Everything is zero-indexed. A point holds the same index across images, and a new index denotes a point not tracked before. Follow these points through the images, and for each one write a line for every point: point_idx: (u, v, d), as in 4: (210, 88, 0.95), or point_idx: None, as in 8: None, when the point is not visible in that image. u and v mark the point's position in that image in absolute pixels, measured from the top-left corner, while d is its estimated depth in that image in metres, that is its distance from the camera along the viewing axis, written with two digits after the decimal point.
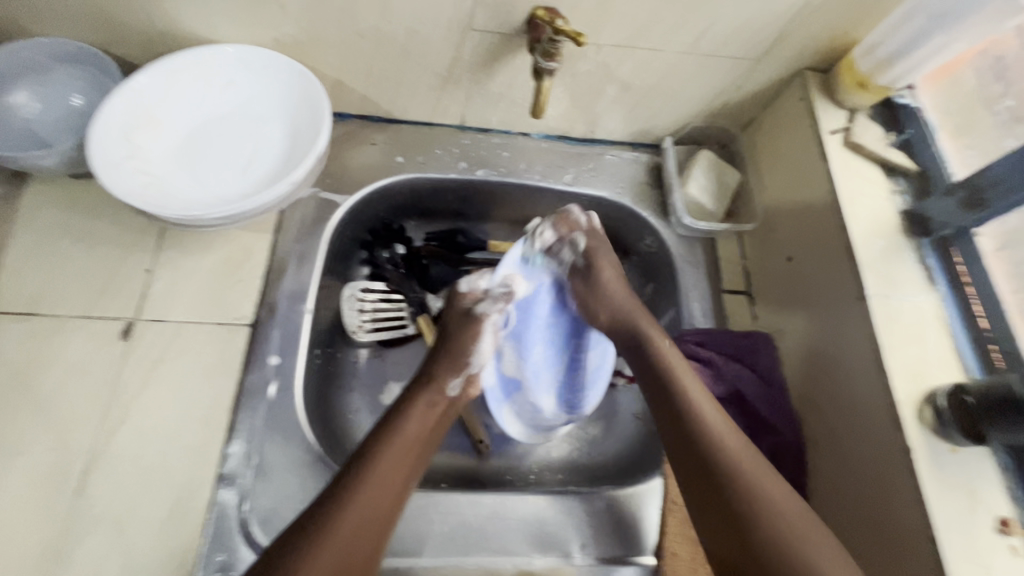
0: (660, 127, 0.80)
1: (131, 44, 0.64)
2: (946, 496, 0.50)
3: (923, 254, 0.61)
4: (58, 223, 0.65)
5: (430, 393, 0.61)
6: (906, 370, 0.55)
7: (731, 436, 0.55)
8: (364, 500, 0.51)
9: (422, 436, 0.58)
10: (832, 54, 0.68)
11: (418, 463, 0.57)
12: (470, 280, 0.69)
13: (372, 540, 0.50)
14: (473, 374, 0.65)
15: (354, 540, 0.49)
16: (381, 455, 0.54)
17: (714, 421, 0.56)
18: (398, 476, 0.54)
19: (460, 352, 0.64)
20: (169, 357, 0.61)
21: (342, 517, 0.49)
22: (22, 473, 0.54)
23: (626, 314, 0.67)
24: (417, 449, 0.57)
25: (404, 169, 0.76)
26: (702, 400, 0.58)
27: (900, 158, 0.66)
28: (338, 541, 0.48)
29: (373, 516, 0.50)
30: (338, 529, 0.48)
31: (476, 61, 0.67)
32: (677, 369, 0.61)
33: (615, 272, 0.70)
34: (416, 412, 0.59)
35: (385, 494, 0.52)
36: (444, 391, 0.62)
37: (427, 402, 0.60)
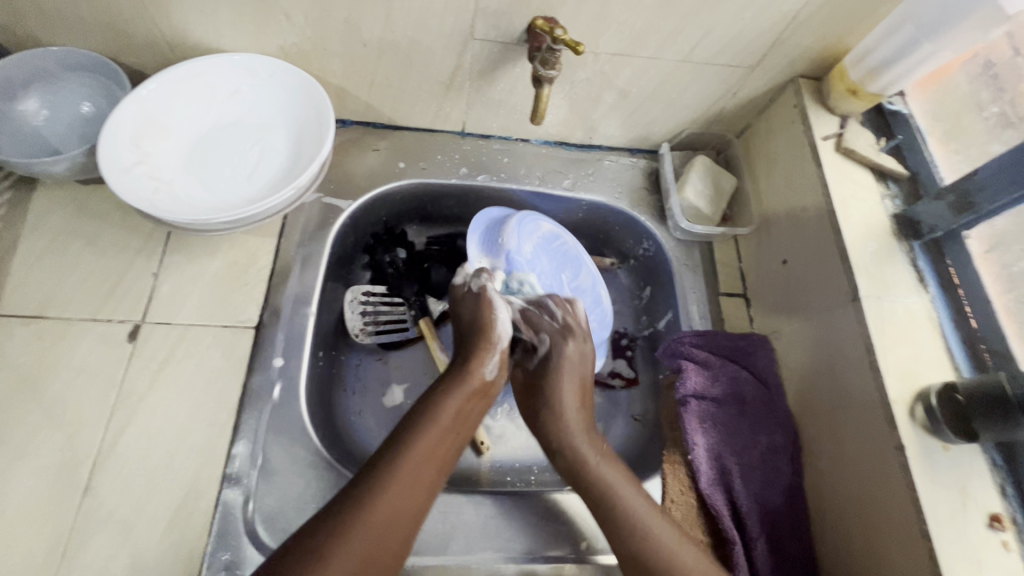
0: (657, 133, 0.81)
1: (139, 53, 0.66)
2: (939, 492, 0.51)
3: (915, 257, 0.63)
4: (66, 227, 0.66)
5: (466, 382, 0.61)
6: (899, 369, 0.56)
7: (644, 512, 0.56)
8: (398, 489, 0.52)
9: (455, 425, 0.59)
10: (824, 62, 0.70)
11: (449, 456, 0.58)
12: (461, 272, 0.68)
13: (408, 526, 0.52)
14: (506, 355, 0.66)
15: (387, 527, 0.50)
16: (413, 445, 0.55)
17: (627, 498, 0.57)
18: (430, 466, 0.55)
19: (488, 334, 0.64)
20: (175, 359, 0.62)
21: (374, 507, 0.50)
22: (30, 474, 0.55)
23: (566, 418, 0.64)
24: (450, 441, 0.58)
25: (406, 174, 0.78)
26: (619, 483, 0.58)
27: (891, 163, 0.67)
28: (371, 530, 0.49)
29: (405, 504, 0.52)
30: (372, 519, 0.49)
31: (477, 70, 0.69)
32: (594, 457, 0.61)
33: (579, 395, 0.66)
34: (452, 400, 0.60)
35: (417, 483, 0.53)
36: (481, 378, 0.62)
37: (463, 390, 0.61)
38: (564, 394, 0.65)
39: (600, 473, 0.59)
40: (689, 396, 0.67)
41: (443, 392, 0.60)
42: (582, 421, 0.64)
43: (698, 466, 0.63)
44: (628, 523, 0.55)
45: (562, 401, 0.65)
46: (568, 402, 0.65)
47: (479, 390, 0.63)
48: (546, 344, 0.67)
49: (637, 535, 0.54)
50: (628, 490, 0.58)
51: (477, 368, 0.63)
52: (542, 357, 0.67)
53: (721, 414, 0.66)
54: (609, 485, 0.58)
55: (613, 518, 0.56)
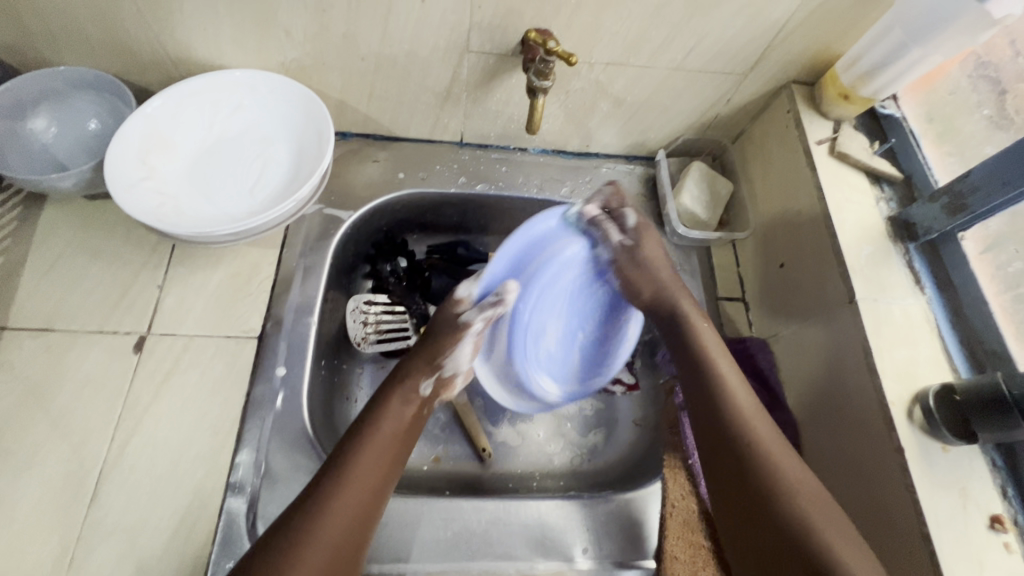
0: (654, 140, 0.82)
1: (144, 71, 0.68)
2: (937, 494, 0.51)
3: (911, 259, 0.63)
4: (74, 241, 0.68)
5: (406, 388, 0.63)
6: (897, 370, 0.56)
7: (741, 394, 0.60)
8: (349, 496, 0.52)
9: (400, 432, 0.59)
10: (816, 68, 0.71)
11: (396, 463, 0.58)
12: (462, 292, 0.71)
13: (359, 536, 0.52)
14: (444, 377, 0.67)
15: (342, 534, 0.51)
16: (361, 452, 0.55)
17: (725, 374, 0.62)
18: (376, 475, 0.55)
19: (434, 357, 0.65)
20: (180, 369, 0.63)
21: (327, 517, 0.50)
22: (38, 483, 0.56)
23: (676, 300, 0.70)
24: (398, 445, 0.59)
25: (406, 184, 0.79)
26: (721, 359, 0.63)
27: (885, 166, 0.68)
28: (324, 541, 0.49)
29: (355, 508, 0.52)
30: (324, 529, 0.50)
31: (473, 81, 0.70)
32: (704, 334, 0.66)
33: (664, 255, 0.74)
34: (393, 407, 0.60)
35: (367, 491, 0.54)
36: (420, 389, 0.64)
37: (399, 401, 0.61)
38: (674, 281, 0.72)
39: (708, 354, 0.64)
40: None
41: (386, 396, 0.61)
42: (690, 299, 0.71)
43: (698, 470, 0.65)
44: (726, 398, 0.60)
45: (662, 271, 0.73)
46: (681, 294, 0.71)
47: (418, 404, 0.63)
48: (628, 217, 0.75)
49: (735, 405, 0.59)
50: (732, 371, 0.63)
51: (417, 380, 0.64)
52: (629, 228, 0.74)
53: None
54: (710, 356, 0.64)
55: (730, 426, 0.58)
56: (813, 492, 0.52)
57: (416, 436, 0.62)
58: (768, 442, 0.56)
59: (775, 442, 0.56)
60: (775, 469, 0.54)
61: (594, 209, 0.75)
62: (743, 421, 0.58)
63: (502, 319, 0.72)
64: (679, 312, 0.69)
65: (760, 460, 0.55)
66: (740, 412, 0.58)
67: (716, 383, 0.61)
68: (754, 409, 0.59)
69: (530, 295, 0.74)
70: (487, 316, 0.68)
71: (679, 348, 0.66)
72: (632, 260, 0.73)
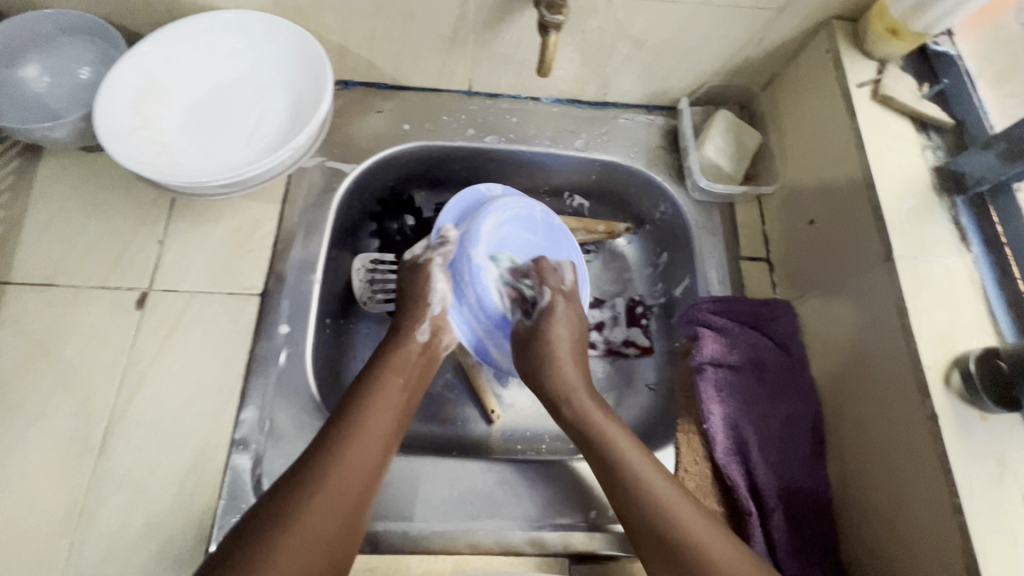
0: (677, 87, 0.77)
1: (134, 13, 0.64)
2: (972, 465, 0.47)
3: (957, 213, 0.58)
4: (71, 195, 0.66)
5: (401, 348, 0.61)
6: (934, 333, 0.52)
7: (645, 470, 0.53)
8: (350, 452, 0.51)
9: (399, 388, 0.58)
10: (863, 1, 0.64)
11: (397, 423, 0.56)
12: (412, 247, 0.70)
13: (361, 494, 0.50)
14: (438, 319, 0.65)
15: (340, 492, 0.49)
16: (361, 409, 0.55)
17: (635, 461, 0.54)
18: (378, 439, 0.54)
19: (417, 302, 0.64)
20: (182, 326, 0.62)
21: (327, 473, 0.49)
22: (47, 436, 0.56)
23: (569, 390, 0.61)
24: (399, 401, 0.58)
25: (411, 136, 0.75)
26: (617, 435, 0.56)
27: (934, 111, 0.61)
28: (324, 497, 0.48)
29: (353, 474, 0.50)
30: (324, 485, 0.49)
31: (481, 21, 0.64)
32: (607, 429, 0.57)
33: (573, 346, 0.65)
34: (391, 369, 0.59)
35: (369, 445, 0.53)
36: (415, 338, 0.63)
37: (398, 361, 0.60)
38: (563, 371, 0.62)
39: (601, 426, 0.57)
40: (704, 363, 0.65)
41: (381, 356, 0.61)
42: (582, 382, 0.62)
43: (714, 434, 0.61)
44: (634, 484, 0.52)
45: (560, 368, 0.62)
46: (563, 372, 0.62)
47: (418, 354, 0.62)
48: (545, 295, 0.66)
49: (632, 480, 0.52)
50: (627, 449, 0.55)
51: (408, 332, 0.63)
52: (541, 308, 0.66)
53: (738, 382, 0.64)
54: (608, 438, 0.56)
55: (627, 491, 0.52)
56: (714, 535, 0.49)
57: (422, 392, 0.61)
58: (661, 503, 0.51)
59: (672, 498, 0.51)
60: (672, 515, 0.50)
61: (509, 288, 0.67)
62: (641, 489, 0.52)
63: (458, 262, 0.67)
64: (570, 392, 0.61)
65: (669, 543, 0.48)
66: (637, 478, 0.52)
67: (616, 463, 0.54)
68: (668, 494, 0.51)
69: (469, 281, 0.66)
70: (446, 252, 0.67)
71: (580, 438, 0.58)
72: (556, 315, 0.65)
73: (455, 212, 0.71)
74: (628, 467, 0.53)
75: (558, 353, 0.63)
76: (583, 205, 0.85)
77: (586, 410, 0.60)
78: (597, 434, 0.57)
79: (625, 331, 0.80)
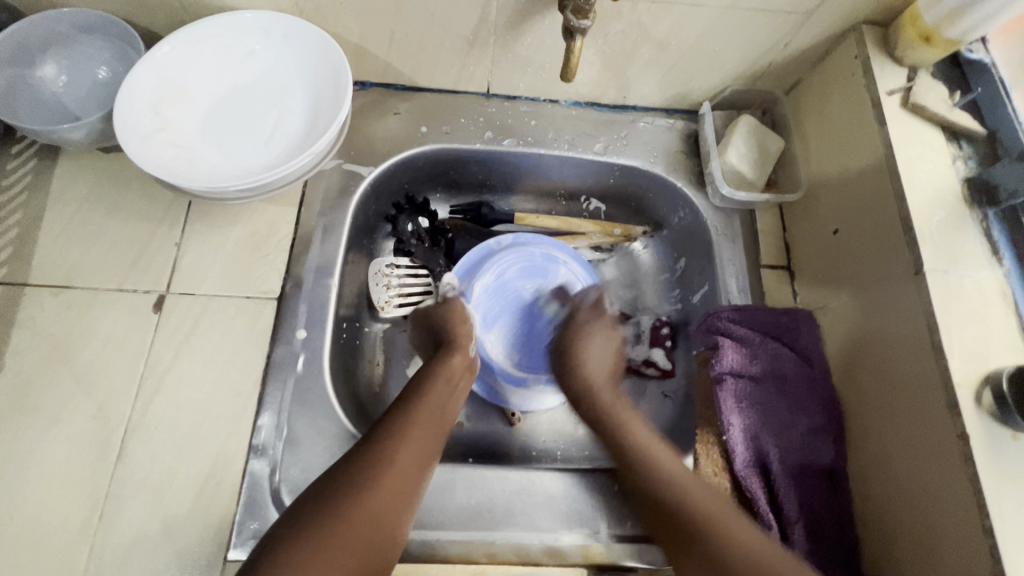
0: (698, 91, 0.75)
1: (152, 13, 0.63)
2: (1004, 485, 0.46)
3: (988, 226, 0.56)
4: (89, 196, 0.66)
5: (448, 360, 0.65)
6: (965, 349, 0.51)
7: (660, 450, 0.57)
8: (404, 454, 0.53)
9: (445, 397, 0.61)
10: (894, 6, 0.62)
11: (442, 431, 0.59)
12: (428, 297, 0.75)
13: (410, 496, 0.52)
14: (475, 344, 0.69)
15: (393, 493, 0.51)
16: (412, 415, 0.57)
17: (646, 441, 0.58)
18: (427, 445, 0.56)
19: (460, 325, 0.69)
20: (200, 330, 0.62)
21: (382, 474, 0.51)
22: (66, 439, 0.56)
23: (593, 383, 0.65)
24: (444, 410, 0.60)
25: (429, 139, 0.74)
26: (631, 423, 0.61)
27: (966, 120, 0.60)
28: (378, 497, 0.50)
29: (413, 467, 0.53)
30: (379, 486, 0.51)
31: (503, 23, 0.63)
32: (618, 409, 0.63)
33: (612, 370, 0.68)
34: (439, 378, 0.62)
35: (418, 450, 0.55)
36: (463, 351, 0.66)
37: (446, 372, 0.63)
38: (595, 369, 0.67)
39: (619, 415, 0.62)
40: (724, 374, 0.64)
41: (431, 366, 0.64)
42: (604, 376, 0.67)
43: (734, 447, 0.60)
44: (644, 456, 0.57)
45: (590, 369, 0.67)
46: (596, 376, 0.66)
47: (464, 366, 0.65)
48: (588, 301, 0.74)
49: (647, 455, 0.57)
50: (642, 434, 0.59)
51: (456, 345, 0.66)
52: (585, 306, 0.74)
53: (759, 394, 0.63)
54: (619, 423, 0.61)
55: (643, 468, 0.56)
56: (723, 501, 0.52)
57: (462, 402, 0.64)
58: (675, 479, 0.54)
59: (679, 471, 0.55)
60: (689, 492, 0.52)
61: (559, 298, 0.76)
62: (653, 466, 0.56)
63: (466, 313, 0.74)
64: (591, 390, 0.65)
65: (689, 517, 0.50)
66: (652, 455, 0.56)
67: (629, 439, 0.59)
68: (681, 469, 0.55)
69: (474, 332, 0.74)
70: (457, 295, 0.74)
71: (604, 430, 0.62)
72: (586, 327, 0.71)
73: (464, 265, 0.76)
74: (644, 444, 0.58)
75: (586, 356, 0.68)
76: (600, 208, 0.84)
77: (603, 398, 0.65)
78: (613, 420, 0.62)
79: (647, 351, 0.78)
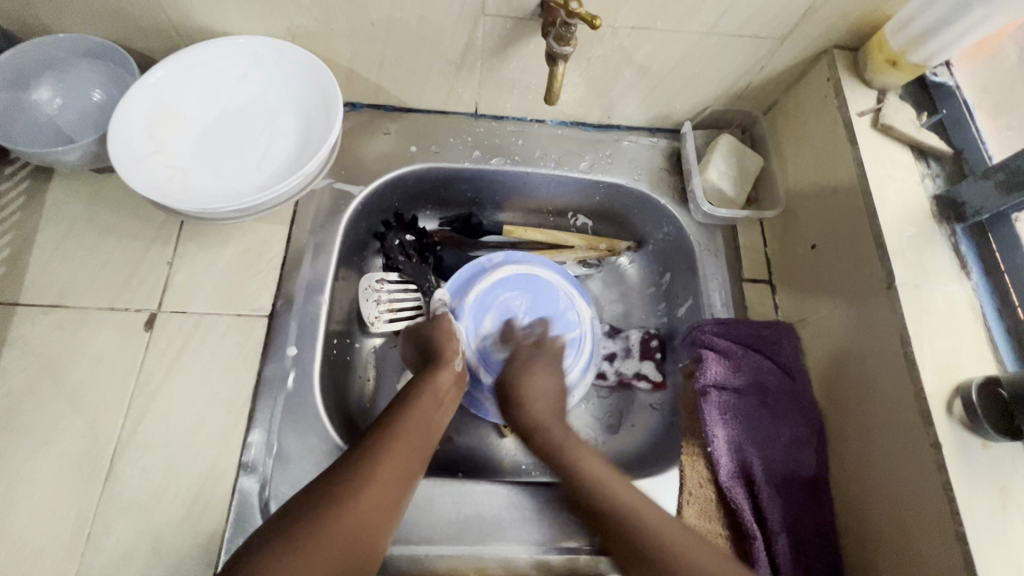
0: (680, 111, 0.78)
1: (147, 38, 0.65)
2: (975, 492, 0.48)
3: (957, 242, 0.59)
4: (82, 217, 0.66)
5: (434, 378, 0.65)
6: (936, 360, 0.53)
7: (576, 442, 0.62)
8: (385, 469, 0.54)
9: (429, 414, 0.61)
10: (863, 31, 0.65)
11: (425, 447, 0.59)
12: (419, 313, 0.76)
13: (388, 511, 0.53)
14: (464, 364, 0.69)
15: (370, 507, 0.51)
16: (394, 430, 0.58)
17: (571, 441, 0.62)
18: (408, 460, 0.56)
19: (447, 341, 0.69)
20: (191, 348, 0.62)
21: (362, 486, 0.52)
22: (56, 458, 0.57)
23: (540, 417, 0.65)
24: (428, 428, 0.60)
25: (419, 158, 0.76)
26: (575, 446, 0.61)
27: (933, 140, 0.63)
28: (355, 509, 0.50)
29: (395, 480, 0.54)
30: (358, 498, 0.51)
31: (489, 47, 0.66)
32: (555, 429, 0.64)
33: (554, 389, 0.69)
34: (424, 394, 0.62)
35: (399, 464, 0.55)
36: (450, 368, 0.66)
37: (431, 389, 0.63)
38: (535, 398, 0.67)
39: (553, 433, 0.63)
40: (709, 387, 0.65)
41: (417, 382, 0.64)
42: (547, 396, 0.67)
43: (718, 458, 0.61)
44: (568, 456, 0.60)
45: (536, 397, 0.67)
46: (535, 402, 0.66)
47: (448, 384, 0.65)
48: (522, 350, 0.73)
49: (571, 455, 0.60)
50: (571, 436, 0.63)
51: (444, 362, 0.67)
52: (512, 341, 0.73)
53: (741, 406, 0.64)
54: (545, 424, 0.64)
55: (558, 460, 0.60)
56: (633, 490, 0.56)
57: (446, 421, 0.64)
58: (608, 481, 0.57)
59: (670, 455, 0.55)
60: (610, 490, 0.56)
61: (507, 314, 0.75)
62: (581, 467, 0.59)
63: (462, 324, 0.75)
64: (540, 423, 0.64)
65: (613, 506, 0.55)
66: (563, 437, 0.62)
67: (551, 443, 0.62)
68: (597, 461, 0.60)
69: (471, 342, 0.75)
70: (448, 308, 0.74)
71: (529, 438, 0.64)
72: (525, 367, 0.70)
73: (456, 281, 0.77)
74: (545, 425, 0.64)
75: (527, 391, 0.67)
76: (587, 224, 0.86)
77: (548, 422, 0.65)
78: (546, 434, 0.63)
79: (637, 364, 0.79)
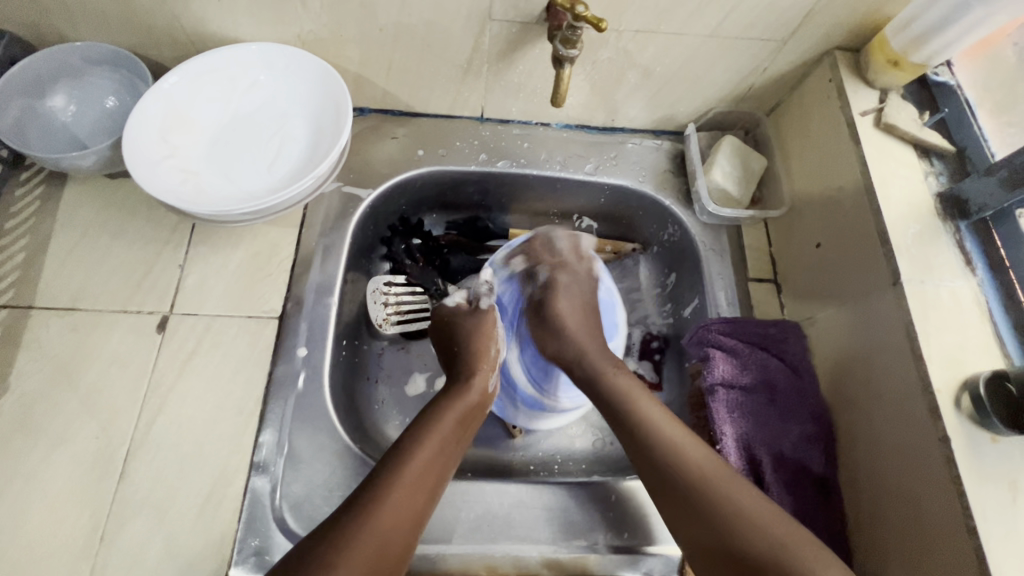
0: (684, 113, 0.79)
1: (160, 47, 0.66)
2: (985, 486, 0.48)
3: (961, 238, 0.59)
4: (95, 221, 0.68)
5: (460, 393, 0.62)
6: (943, 355, 0.53)
7: (660, 420, 0.59)
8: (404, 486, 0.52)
9: (453, 428, 0.59)
10: (864, 33, 0.66)
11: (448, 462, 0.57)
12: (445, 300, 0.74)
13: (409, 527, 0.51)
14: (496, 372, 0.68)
15: (391, 525, 0.49)
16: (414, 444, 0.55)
17: (657, 422, 0.58)
18: (430, 476, 0.54)
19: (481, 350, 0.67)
20: (203, 350, 0.63)
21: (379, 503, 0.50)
22: (70, 459, 0.57)
23: (585, 351, 0.67)
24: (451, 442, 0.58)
25: (426, 162, 0.77)
26: (643, 403, 0.60)
27: (936, 139, 0.63)
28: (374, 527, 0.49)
29: (415, 498, 0.52)
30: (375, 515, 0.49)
31: (495, 52, 0.67)
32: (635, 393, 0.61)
33: (580, 309, 0.71)
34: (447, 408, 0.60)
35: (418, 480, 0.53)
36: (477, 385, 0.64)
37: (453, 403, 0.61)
38: (568, 320, 0.69)
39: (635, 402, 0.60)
40: (717, 384, 0.65)
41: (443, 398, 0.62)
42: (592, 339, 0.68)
43: (727, 456, 0.61)
44: (652, 438, 0.57)
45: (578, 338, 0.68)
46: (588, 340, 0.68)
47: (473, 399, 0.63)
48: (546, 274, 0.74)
49: (656, 440, 0.57)
50: (658, 412, 0.59)
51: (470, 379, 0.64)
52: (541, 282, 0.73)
53: (747, 405, 0.64)
54: (635, 404, 0.60)
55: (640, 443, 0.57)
56: (735, 480, 0.53)
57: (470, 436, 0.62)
58: (705, 471, 0.54)
59: (713, 465, 0.54)
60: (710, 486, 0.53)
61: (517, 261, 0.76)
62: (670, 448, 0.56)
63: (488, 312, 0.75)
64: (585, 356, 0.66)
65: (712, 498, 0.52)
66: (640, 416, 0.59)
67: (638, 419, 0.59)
68: (684, 445, 0.56)
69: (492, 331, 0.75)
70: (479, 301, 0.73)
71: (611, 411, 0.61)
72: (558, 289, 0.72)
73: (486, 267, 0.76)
74: (637, 405, 0.60)
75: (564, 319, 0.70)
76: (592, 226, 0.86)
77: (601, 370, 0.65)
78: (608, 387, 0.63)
79: (636, 364, 0.81)
